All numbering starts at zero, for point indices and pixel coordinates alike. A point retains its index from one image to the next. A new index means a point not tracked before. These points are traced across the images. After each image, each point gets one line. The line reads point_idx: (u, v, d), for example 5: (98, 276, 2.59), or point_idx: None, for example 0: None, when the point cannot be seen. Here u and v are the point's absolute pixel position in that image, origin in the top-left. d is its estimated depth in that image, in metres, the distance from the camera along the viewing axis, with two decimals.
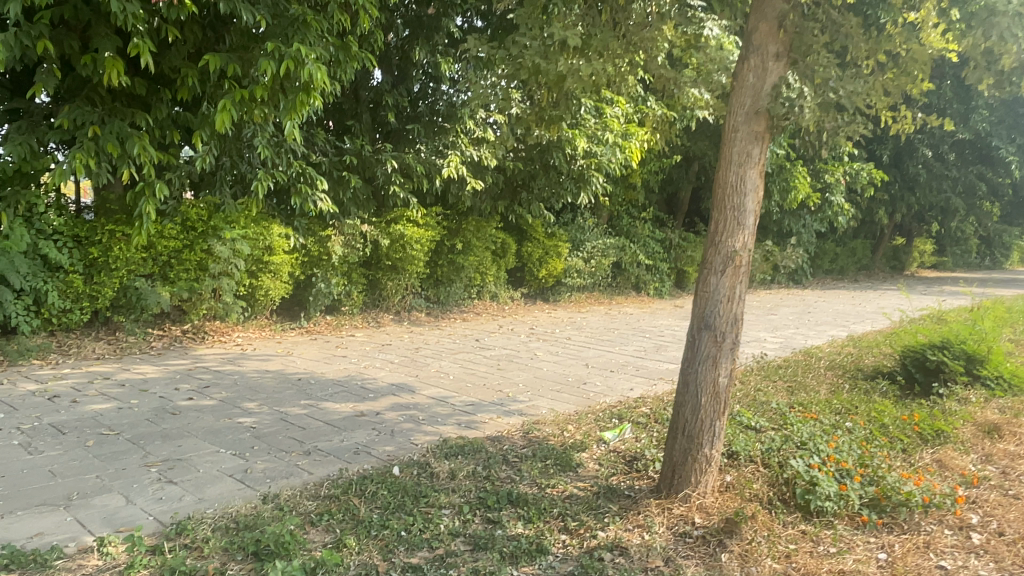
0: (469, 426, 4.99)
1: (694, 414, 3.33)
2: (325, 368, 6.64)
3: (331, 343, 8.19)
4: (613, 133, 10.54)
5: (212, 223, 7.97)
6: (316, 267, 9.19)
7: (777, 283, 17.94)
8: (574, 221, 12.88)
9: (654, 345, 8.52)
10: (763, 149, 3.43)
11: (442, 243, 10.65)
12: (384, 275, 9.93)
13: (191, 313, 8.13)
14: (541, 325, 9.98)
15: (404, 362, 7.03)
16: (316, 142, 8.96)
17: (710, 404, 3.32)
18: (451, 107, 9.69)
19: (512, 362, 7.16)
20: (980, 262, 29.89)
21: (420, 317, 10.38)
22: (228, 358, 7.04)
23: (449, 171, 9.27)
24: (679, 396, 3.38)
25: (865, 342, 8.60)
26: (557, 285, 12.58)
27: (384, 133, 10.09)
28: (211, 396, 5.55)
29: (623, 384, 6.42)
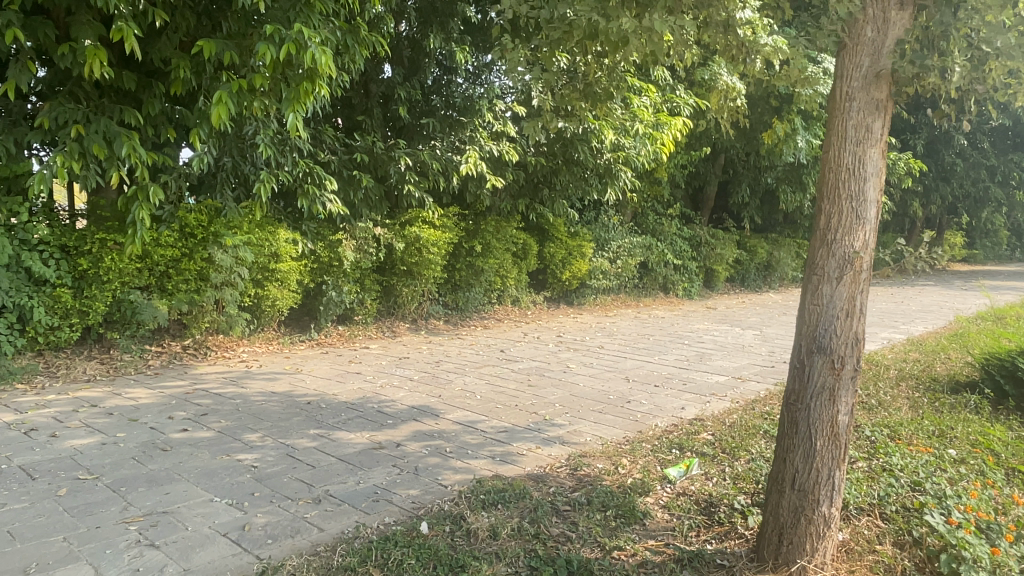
0: (505, 459, 4.28)
1: (806, 463, 2.61)
2: (337, 388, 5.95)
3: (344, 357, 7.51)
4: (643, 124, 9.57)
5: (212, 229, 7.34)
6: (327, 274, 8.53)
7: None
8: (598, 219, 12.17)
9: (695, 353, 7.79)
10: (885, 123, 2.69)
11: (460, 245, 9.94)
12: (399, 281, 9.24)
13: (192, 327, 7.49)
14: (569, 332, 9.27)
15: (424, 379, 6.34)
16: (324, 139, 8.31)
17: (827, 450, 2.59)
18: (468, 100, 9.02)
19: (543, 378, 6.45)
20: (1011, 254, 28.90)
21: (438, 326, 9.69)
22: (230, 378, 6.38)
23: (467, 168, 8.59)
24: (785, 439, 2.66)
25: (928, 347, 7.80)
26: (582, 287, 11.86)
27: (396, 129, 9.43)
28: (208, 427, 4.88)
29: (672, 402, 5.69)
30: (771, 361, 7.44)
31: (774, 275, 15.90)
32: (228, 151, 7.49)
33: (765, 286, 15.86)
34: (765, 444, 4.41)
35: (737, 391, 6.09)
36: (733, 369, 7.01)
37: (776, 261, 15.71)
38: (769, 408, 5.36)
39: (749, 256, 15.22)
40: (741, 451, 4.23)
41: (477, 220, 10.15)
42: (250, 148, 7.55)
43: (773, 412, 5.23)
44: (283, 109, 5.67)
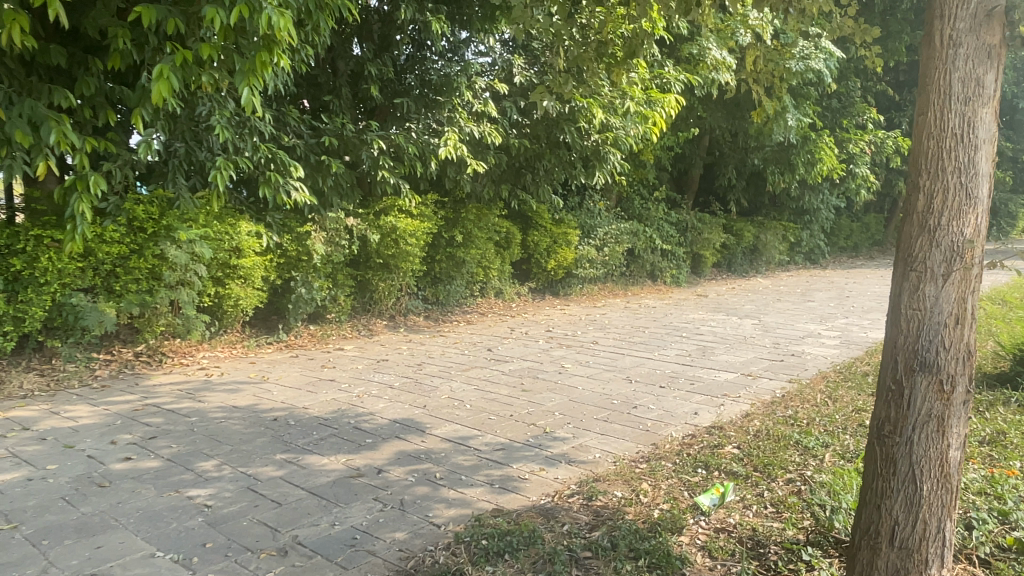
0: (505, 486, 3.67)
1: (909, 510, 2.12)
2: (307, 401, 5.28)
3: (316, 361, 6.83)
4: (634, 101, 9.09)
5: (164, 222, 6.59)
6: (295, 269, 7.82)
7: (795, 264, 16.80)
8: (583, 205, 11.56)
9: (696, 348, 7.23)
10: (998, 74, 2.10)
11: (439, 235, 9.28)
12: (374, 275, 8.54)
13: (144, 331, 6.74)
14: (558, 326, 8.67)
15: (405, 386, 5.69)
16: (288, 122, 7.61)
17: (933, 492, 2.11)
18: (444, 77, 8.34)
19: (538, 381, 5.83)
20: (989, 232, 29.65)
21: (418, 322, 9.03)
22: (186, 391, 5.67)
23: (446, 151, 7.96)
24: (880, 480, 2.14)
25: None
26: (568, 277, 11.27)
27: (368, 111, 8.75)
28: (156, 454, 4.20)
29: (682, 407, 5.12)
30: (779, 355, 6.91)
31: (761, 259, 15.44)
32: (179, 134, 6.75)
33: (752, 271, 15.41)
34: (801, 457, 3.86)
35: (751, 392, 5.53)
36: (741, 365, 6.46)
37: (763, 244, 15.21)
38: (792, 413, 4.81)
39: (737, 240, 14.71)
40: (776, 468, 3.67)
41: (456, 208, 9.49)
42: (205, 132, 6.85)
43: (798, 417, 4.69)
44: (237, 83, 4.97)
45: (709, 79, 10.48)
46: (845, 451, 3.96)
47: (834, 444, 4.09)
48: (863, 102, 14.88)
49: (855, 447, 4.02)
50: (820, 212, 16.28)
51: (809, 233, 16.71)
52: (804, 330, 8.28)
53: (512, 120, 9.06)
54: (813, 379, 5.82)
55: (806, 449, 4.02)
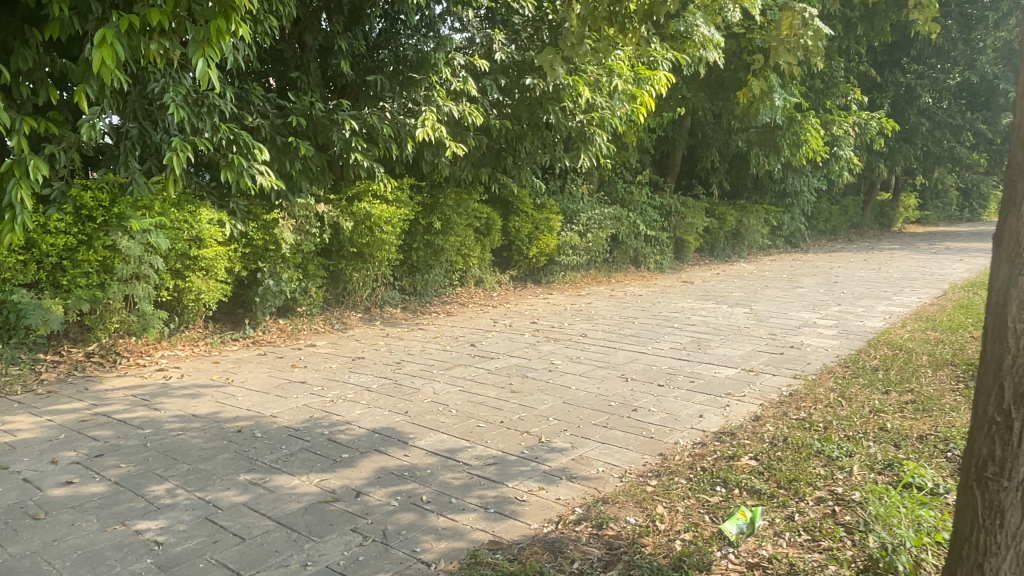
0: (501, 510, 3.25)
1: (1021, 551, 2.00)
2: (276, 408, 4.79)
3: (286, 360, 6.32)
4: (621, 79, 8.78)
5: (115, 210, 6.01)
6: (262, 260, 7.28)
7: (777, 248, 16.59)
8: (565, 189, 11.11)
9: (690, 341, 6.85)
10: None
11: (416, 222, 8.79)
12: (347, 265, 8.03)
13: (96, 329, 6.16)
14: (544, 317, 8.26)
15: (384, 388, 5.22)
16: (252, 100, 7.05)
17: None
18: (421, 53, 7.79)
19: (527, 381, 5.40)
20: (959, 213, 30.15)
21: (395, 314, 8.55)
22: (142, 398, 5.14)
23: (424, 132, 7.46)
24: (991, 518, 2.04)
25: (943, 324, 7.04)
26: (550, 264, 10.85)
27: (338, 89, 8.19)
28: (103, 476, 3.70)
29: (686, 409, 4.73)
30: (777, 347, 6.57)
31: (744, 244, 15.16)
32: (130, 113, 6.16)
33: (734, 256, 15.14)
34: (827, 471, 3.49)
35: (756, 390, 5.17)
36: (740, 359, 6.10)
37: (746, 228, 14.92)
38: (806, 415, 4.45)
39: (719, 224, 14.40)
40: (803, 485, 3.30)
41: (434, 193, 8.99)
42: (159, 111, 6.29)
43: (813, 421, 4.33)
44: (189, 53, 4.44)
45: (696, 56, 10.06)
46: (873, 462, 3.60)
47: (859, 453, 3.74)
48: (846, 83, 14.61)
49: (883, 457, 3.67)
50: (802, 195, 16.05)
51: (790, 216, 16.49)
52: (799, 319, 7.96)
53: (492, 99, 8.56)
54: (819, 374, 5.48)
55: (830, 460, 3.65)
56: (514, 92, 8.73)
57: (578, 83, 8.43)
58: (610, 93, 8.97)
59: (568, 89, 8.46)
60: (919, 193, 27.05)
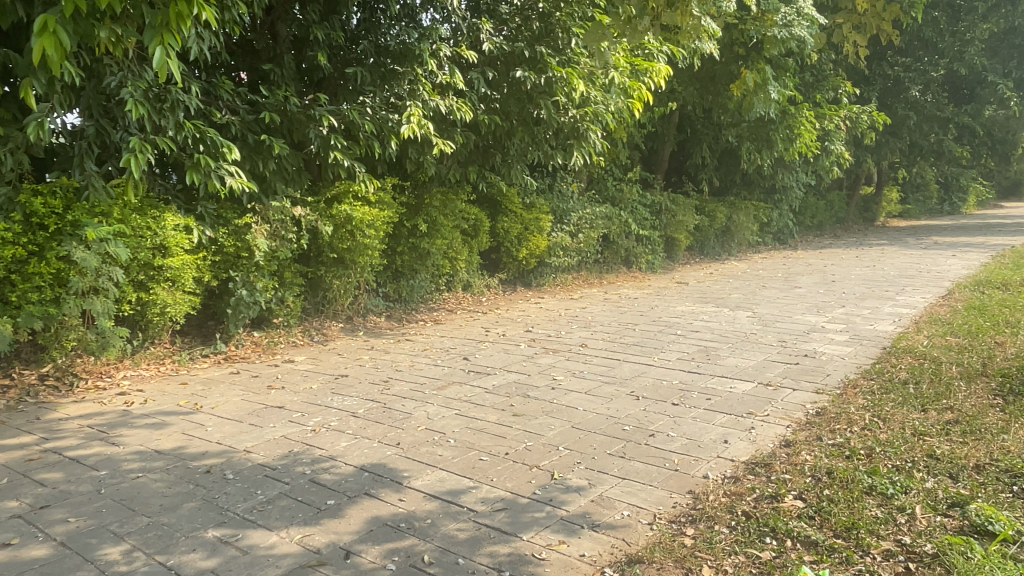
0: (519, 572, 2.77)
1: None
2: (250, 442, 4.25)
3: (261, 380, 5.78)
4: (620, 73, 8.51)
5: (69, 217, 5.40)
6: (234, 268, 6.73)
7: (766, 245, 16.28)
8: (554, 187, 10.64)
9: (697, 351, 6.41)
10: None
11: (400, 225, 8.26)
12: (327, 272, 7.48)
13: (50, 348, 5.53)
14: (539, 324, 7.80)
15: (371, 414, 4.70)
16: (220, 95, 6.50)
17: None
18: (404, 44, 7.28)
19: (529, 403, 4.92)
20: (938, 207, 30.28)
21: (379, 324, 8.03)
22: (99, 430, 4.58)
23: (409, 129, 6.97)
24: None
25: (961, 327, 6.67)
26: (539, 266, 10.38)
27: (315, 83, 7.66)
28: (45, 536, 3.15)
29: (709, 433, 4.28)
30: (791, 357, 6.14)
31: (734, 241, 14.82)
32: (84, 110, 5.56)
33: (724, 253, 14.80)
34: (886, 513, 3.07)
35: (780, 408, 4.73)
36: (756, 372, 5.66)
37: (736, 225, 14.57)
38: (843, 440, 4.02)
39: (710, 222, 14.03)
40: (865, 535, 2.88)
41: (418, 193, 8.47)
42: (118, 107, 5.70)
43: (853, 447, 3.90)
44: (145, 40, 3.87)
45: (692, 48, 9.67)
46: (936, 501, 3.18)
47: (915, 490, 3.31)
48: (837, 76, 14.39)
49: (945, 493, 3.26)
50: (791, 191, 15.76)
51: (779, 213, 16.18)
52: (806, 324, 7.55)
53: (480, 93, 8.05)
54: (845, 389, 5.05)
55: (886, 499, 3.23)
56: (503, 86, 8.22)
57: (571, 76, 7.97)
58: (605, 87, 8.53)
59: (560, 82, 8.00)
60: (900, 187, 27.02)
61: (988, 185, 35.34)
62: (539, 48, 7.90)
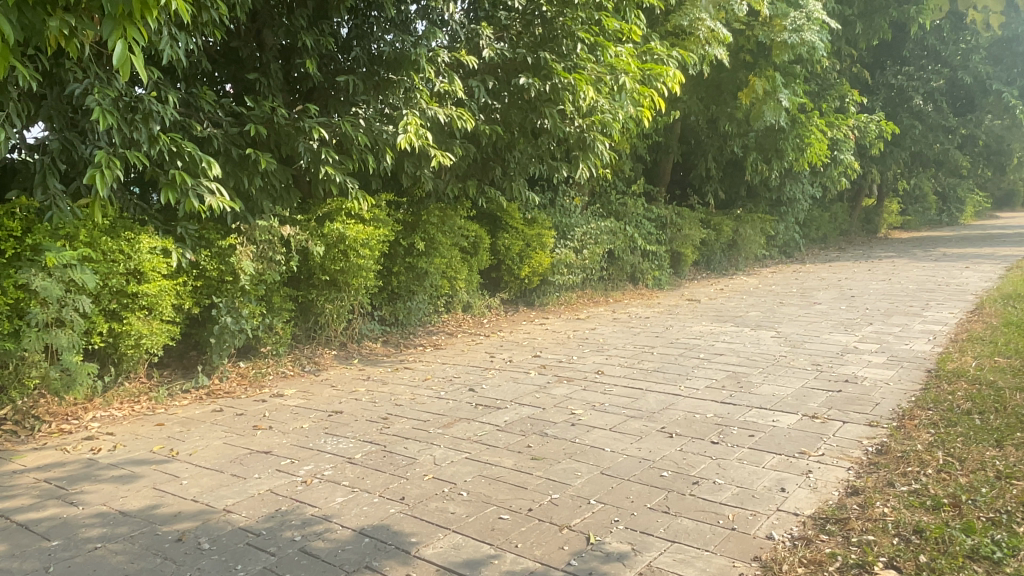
0: None
1: None
2: (231, 499, 3.66)
3: (247, 419, 5.19)
4: (631, 78, 7.95)
5: (29, 241, 4.82)
6: (217, 293, 6.16)
7: (771, 258, 15.80)
8: (556, 202, 10.13)
9: (726, 378, 5.85)
10: None
11: (396, 243, 7.71)
12: (318, 295, 6.91)
13: (8, 389, 4.90)
14: (547, 348, 7.24)
15: (371, 460, 4.12)
16: (201, 105, 5.99)
17: None
18: (398, 50, 6.77)
19: (549, 443, 4.35)
20: (938, 219, 30.00)
21: (376, 350, 7.43)
22: (57, 486, 3.97)
23: (406, 139, 6.43)
24: None
25: (1008, 345, 6.15)
26: (543, 284, 9.82)
27: (305, 94, 7.15)
28: None
29: (761, 482, 3.72)
30: (829, 385, 5.59)
31: (740, 255, 14.33)
32: (47, 121, 5.03)
33: (731, 268, 14.31)
34: None
35: (834, 446, 4.19)
36: (796, 403, 5.10)
37: (742, 239, 14.08)
38: (921, 486, 3.46)
39: (715, 235, 13.53)
40: None
41: (415, 209, 7.93)
42: (85, 118, 5.16)
43: (935, 495, 3.34)
44: (103, 33, 3.31)
45: (700, 53, 9.22)
46: None
47: None
48: (845, 84, 14.02)
49: None
50: (796, 203, 15.31)
51: (784, 225, 15.72)
52: (834, 346, 7.01)
53: (480, 103, 7.54)
54: (902, 421, 4.50)
55: (996, 565, 2.70)
56: (503, 95, 7.72)
57: (580, 81, 7.39)
58: (613, 94, 8.01)
59: (567, 88, 7.42)
60: (900, 198, 26.72)
61: (984, 195, 35.15)
62: (543, 53, 7.39)
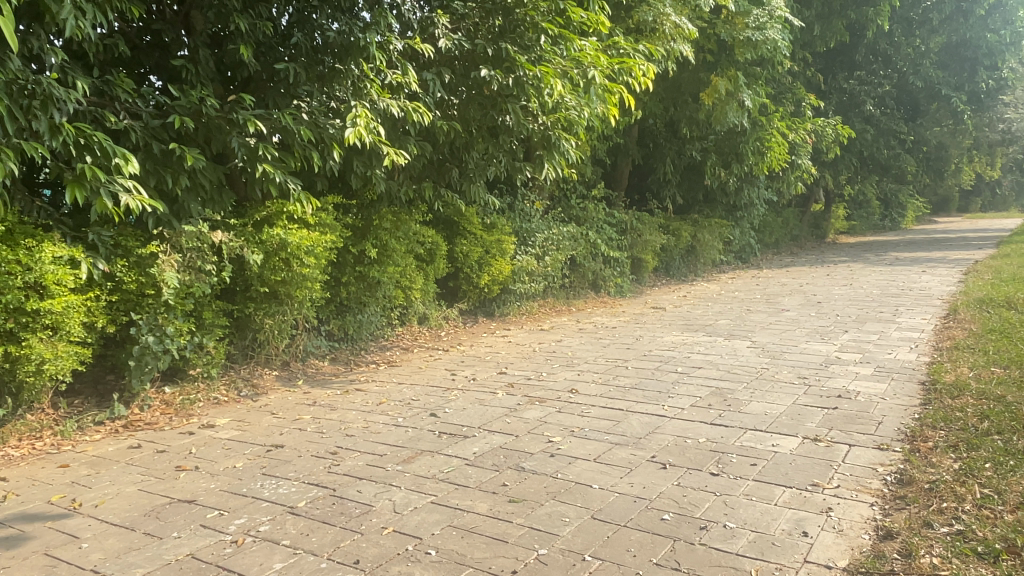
0: None
1: None
2: (141, 569, 2.95)
3: (170, 457, 4.44)
4: (600, 71, 7.33)
5: None
6: (137, 309, 5.36)
7: (729, 263, 15.58)
8: (515, 206, 9.58)
9: (711, 396, 5.35)
10: None
11: (345, 251, 7.01)
12: (257, 309, 6.16)
13: None
14: (512, 364, 6.65)
15: (317, 510, 3.44)
16: (117, 93, 5.21)
17: None
18: (345, 37, 6.08)
19: (527, 481, 3.75)
20: (881, 224, 30.63)
21: (323, 370, 6.72)
22: None
23: (355, 133, 5.75)
24: None
25: (1001, 353, 5.84)
26: (502, 293, 9.22)
27: (241, 85, 6.42)
28: None
29: (778, 525, 3.19)
30: (823, 401, 5.14)
31: (699, 260, 14.03)
32: None
33: (690, 274, 13.99)
34: None
35: (849, 476, 3.71)
36: (793, 423, 4.62)
37: (701, 244, 13.80)
38: (965, 527, 2.98)
39: (675, 240, 13.18)
40: None
41: (365, 214, 7.24)
42: None
43: (985, 539, 2.86)
44: None
45: (667, 48, 8.78)
46: None
47: None
48: (800, 88, 14.15)
49: None
50: (753, 207, 15.14)
51: (741, 230, 15.53)
52: (816, 356, 6.62)
53: (436, 97, 6.94)
54: (915, 444, 4.07)
55: None
56: (460, 90, 7.22)
57: (547, 73, 6.82)
58: (579, 89, 7.45)
59: (534, 81, 6.83)
60: (846, 204, 27.16)
61: (923, 201, 36.21)
62: (505, 44, 6.82)
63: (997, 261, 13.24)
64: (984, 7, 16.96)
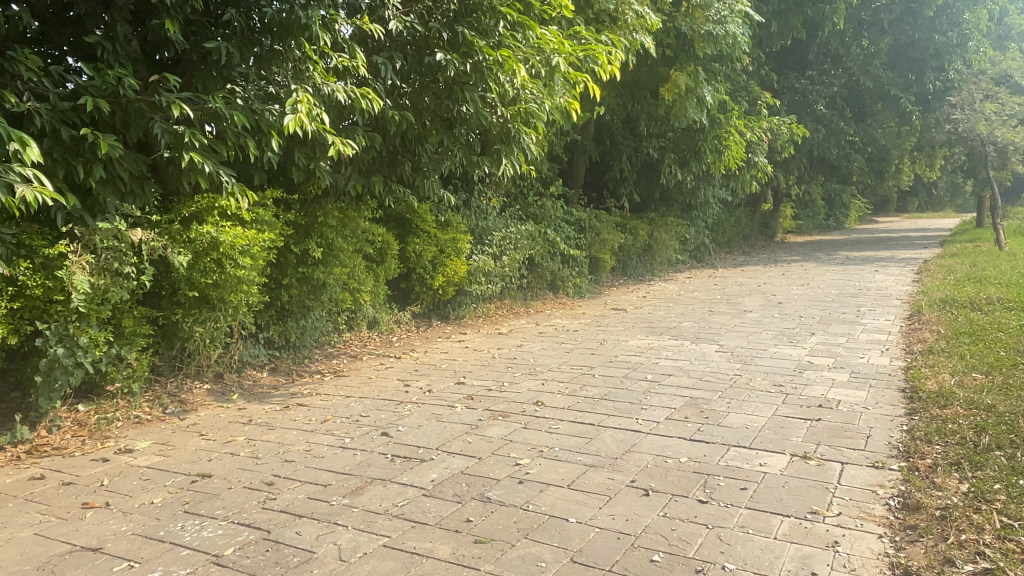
0: None
1: None
2: None
3: (77, 491, 3.81)
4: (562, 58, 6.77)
5: None
6: (44, 318, 4.64)
7: (685, 262, 15.41)
8: (471, 203, 9.10)
9: (686, 407, 4.98)
10: None
11: (286, 250, 6.41)
12: (186, 316, 5.53)
13: None
14: (470, 372, 6.17)
15: (247, 559, 2.90)
16: (19, 70, 4.48)
17: None
18: (286, 14, 5.35)
19: (494, 515, 3.28)
20: (826, 224, 31.20)
21: (261, 382, 6.12)
22: None
23: (295, 121, 5.17)
24: None
25: (978, 357, 5.64)
26: (457, 295, 8.72)
27: (169, 65, 5.74)
28: None
29: (783, 565, 2.80)
30: (804, 412, 4.82)
31: (656, 260, 13.80)
32: None
33: (648, 273, 13.73)
34: None
35: (850, 501, 3.36)
36: (778, 438, 4.28)
37: (658, 243, 13.57)
38: (993, 565, 2.67)
39: (633, 239, 12.89)
40: None
41: (308, 210, 6.66)
42: None
43: None
44: None
45: (630, 39, 8.39)
46: None
47: None
48: (756, 86, 14.05)
49: None
50: (708, 206, 15.00)
51: (696, 229, 15.38)
52: (788, 361, 6.33)
53: (387, 83, 6.44)
54: (913, 462, 3.76)
55: None
56: (413, 77, 6.72)
57: (508, 59, 6.38)
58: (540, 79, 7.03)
59: (494, 67, 6.42)
60: (794, 204, 27.49)
61: (867, 202, 37.06)
62: (461, 28, 6.32)
63: (946, 261, 13.40)
64: (932, 9, 17.10)
